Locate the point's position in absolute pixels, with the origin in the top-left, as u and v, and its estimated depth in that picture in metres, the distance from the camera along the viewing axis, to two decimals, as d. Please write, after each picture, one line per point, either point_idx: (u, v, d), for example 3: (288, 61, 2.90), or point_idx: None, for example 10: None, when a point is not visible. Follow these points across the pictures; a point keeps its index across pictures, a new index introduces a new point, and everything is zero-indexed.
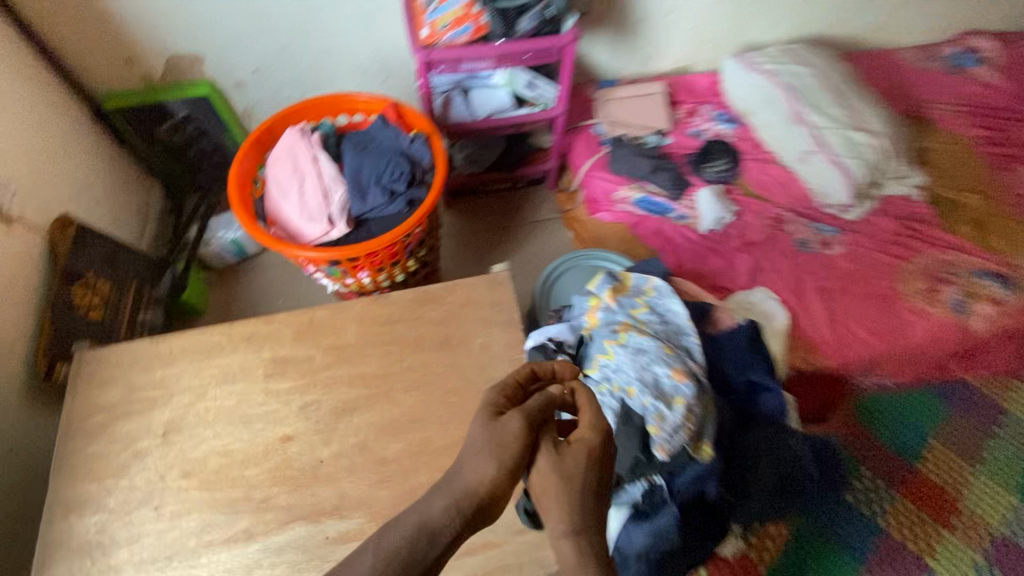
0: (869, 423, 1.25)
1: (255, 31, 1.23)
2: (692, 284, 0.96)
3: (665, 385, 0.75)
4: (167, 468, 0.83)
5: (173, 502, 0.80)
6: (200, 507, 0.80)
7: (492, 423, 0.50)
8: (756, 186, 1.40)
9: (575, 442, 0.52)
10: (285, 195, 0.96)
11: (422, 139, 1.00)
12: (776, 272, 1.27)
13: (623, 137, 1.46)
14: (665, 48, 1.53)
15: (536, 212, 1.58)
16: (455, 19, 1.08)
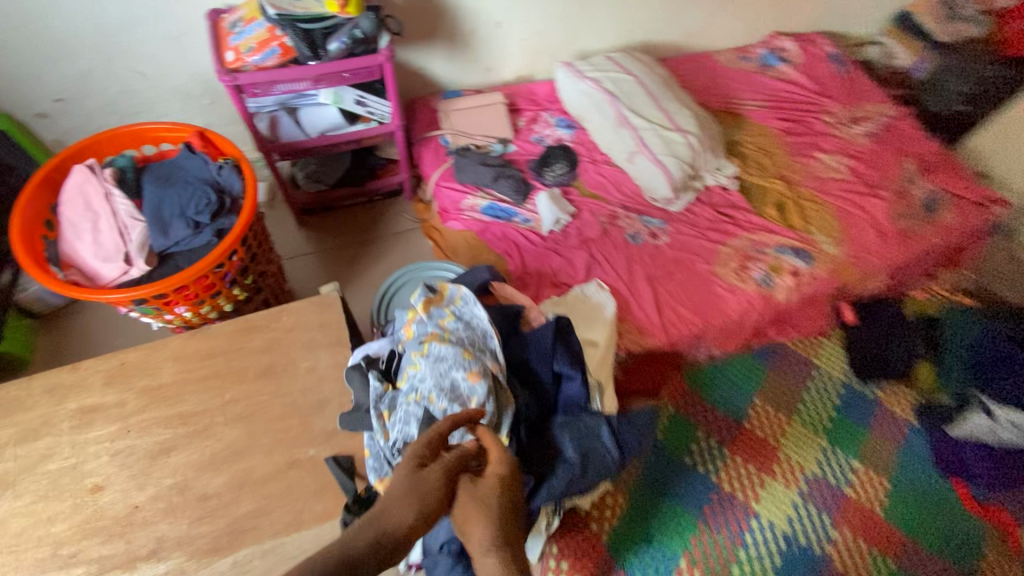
0: (700, 390, 1.40)
1: (50, 60, 1.16)
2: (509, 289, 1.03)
3: (462, 388, 0.79)
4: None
5: None
6: None
7: (414, 474, 0.63)
8: (593, 187, 1.52)
9: (487, 476, 0.68)
10: (79, 238, 0.91)
11: (230, 166, 0.99)
12: (609, 265, 1.38)
13: (467, 147, 1.51)
14: (502, 59, 1.60)
15: (396, 223, 1.59)
16: (260, 42, 1.09)
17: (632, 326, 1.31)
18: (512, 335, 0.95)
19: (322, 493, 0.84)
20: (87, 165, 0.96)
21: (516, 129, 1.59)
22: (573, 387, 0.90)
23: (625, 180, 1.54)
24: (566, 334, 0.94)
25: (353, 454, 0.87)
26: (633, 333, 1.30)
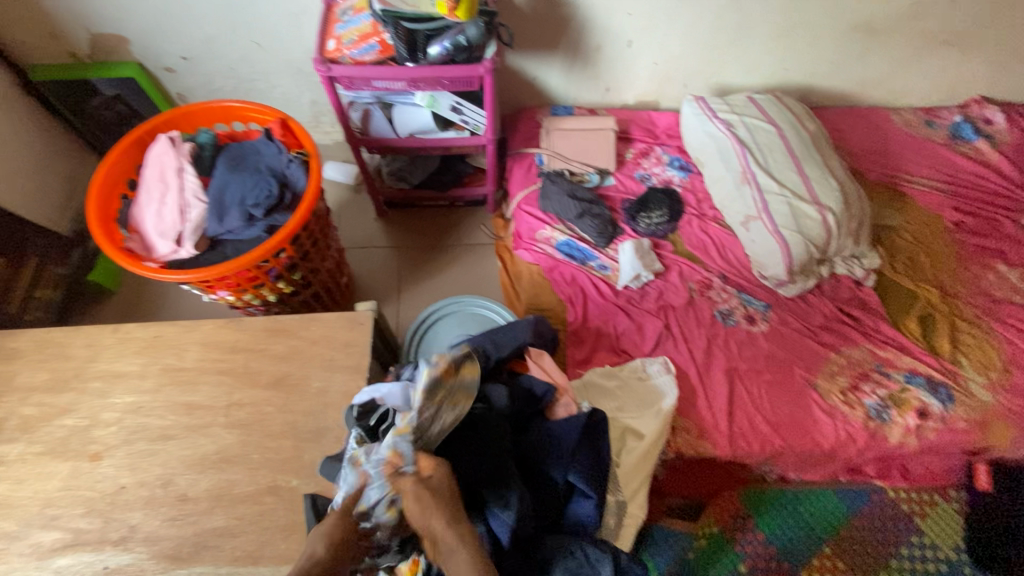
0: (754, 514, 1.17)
1: (181, 21, 1.20)
2: (548, 361, 0.90)
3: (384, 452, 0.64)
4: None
5: None
6: None
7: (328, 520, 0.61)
8: (693, 246, 1.31)
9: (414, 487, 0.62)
10: (148, 207, 0.93)
11: (298, 162, 0.95)
12: (685, 342, 1.19)
13: (560, 171, 1.37)
14: (626, 80, 1.43)
15: (470, 234, 1.51)
16: (361, 36, 1.05)
17: (691, 422, 1.11)
18: (534, 419, 0.82)
19: (289, 531, 0.79)
20: (173, 136, 0.97)
21: (621, 161, 1.41)
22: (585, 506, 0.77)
23: (733, 246, 1.31)
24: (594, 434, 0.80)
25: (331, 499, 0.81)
26: (690, 432, 1.10)
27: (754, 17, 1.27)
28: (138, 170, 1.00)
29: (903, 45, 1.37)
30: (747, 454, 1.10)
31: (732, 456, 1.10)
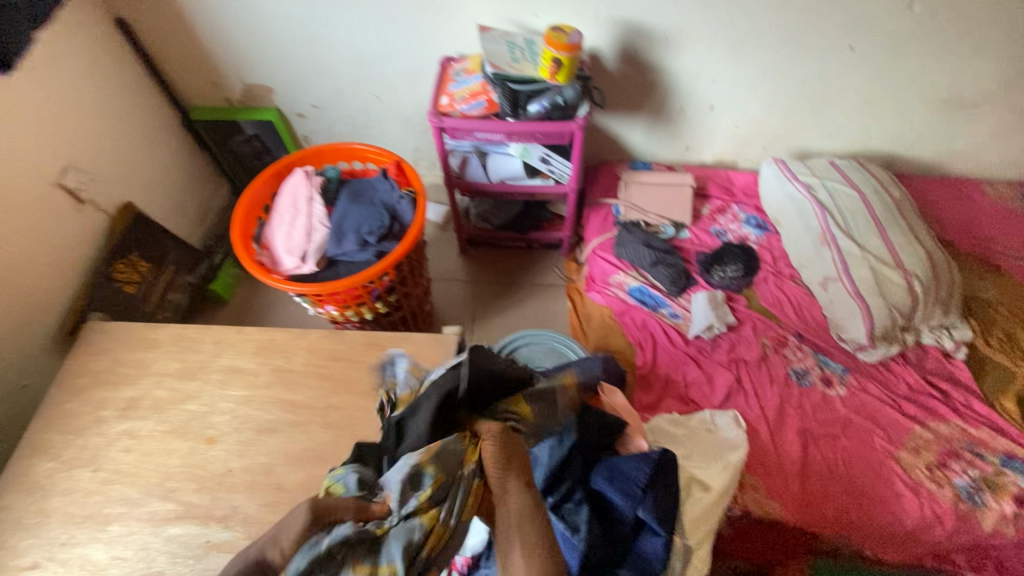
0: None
1: (317, 76, 1.41)
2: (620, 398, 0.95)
3: None
4: (118, 438, 0.97)
5: (109, 469, 0.94)
6: (126, 480, 0.93)
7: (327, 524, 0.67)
8: (769, 303, 1.31)
9: None
10: (279, 228, 1.08)
11: (409, 199, 1.09)
12: (755, 397, 1.18)
13: (637, 222, 1.43)
14: (707, 142, 1.49)
15: (543, 275, 1.59)
16: (471, 94, 1.19)
17: (759, 480, 1.09)
18: (604, 452, 0.86)
19: None
20: (307, 172, 1.14)
21: (698, 216, 1.46)
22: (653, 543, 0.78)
23: (809, 306, 1.29)
24: (663, 474, 0.82)
25: None
26: (758, 489, 1.08)
27: (841, 88, 1.31)
28: (274, 196, 1.16)
29: (999, 119, 1.35)
30: (819, 520, 1.05)
31: (803, 521, 1.06)
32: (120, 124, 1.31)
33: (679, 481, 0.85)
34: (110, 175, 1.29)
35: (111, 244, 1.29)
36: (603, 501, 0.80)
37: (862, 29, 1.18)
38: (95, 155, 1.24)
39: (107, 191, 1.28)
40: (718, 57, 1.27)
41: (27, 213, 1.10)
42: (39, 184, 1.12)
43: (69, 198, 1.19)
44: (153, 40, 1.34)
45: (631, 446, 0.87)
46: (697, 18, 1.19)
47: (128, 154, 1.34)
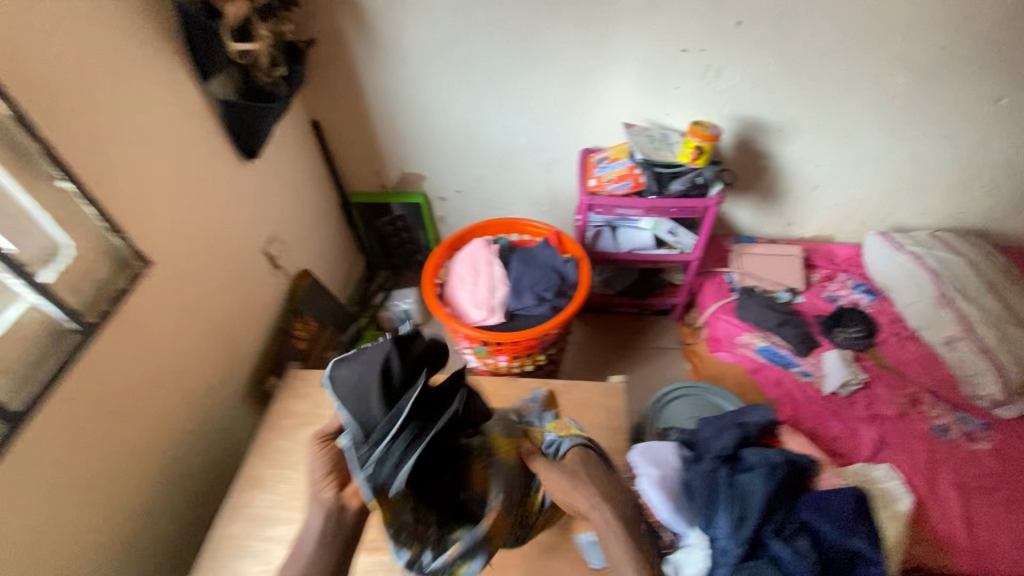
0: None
1: (465, 165, 1.64)
2: (798, 438, 1.01)
3: None
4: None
5: None
6: None
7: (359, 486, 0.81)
8: (894, 361, 1.39)
9: None
10: (462, 286, 1.24)
11: (574, 262, 1.25)
12: (903, 452, 1.22)
13: (753, 288, 1.56)
14: (807, 219, 1.65)
15: (658, 339, 1.69)
16: (618, 176, 1.39)
17: (926, 534, 1.10)
18: (799, 488, 0.90)
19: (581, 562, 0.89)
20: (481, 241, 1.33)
21: (809, 283, 1.58)
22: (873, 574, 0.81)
23: (934, 363, 1.37)
24: (863, 507, 0.86)
25: None
26: (927, 542, 1.10)
27: (934, 170, 1.48)
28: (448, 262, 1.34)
29: None
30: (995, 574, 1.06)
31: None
32: (305, 204, 1.54)
33: (876, 516, 0.88)
34: (295, 245, 1.49)
35: (292, 305, 1.45)
36: (814, 533, 0.84)
37: (954, 120, 1.37)
38: (290, 228, 1.46)
39: (292, 259, 1.48)
40: (823, 145, 1.46)
41: (247, 274, 1.29)
42: (255, 249, 1.31)
43: (269, 263, 1.38)
44: (335, 138, 1.61)
45: (821, 482, 0.92)
46: (806, 114, 1.40)
47: (306, 228, 1.55)
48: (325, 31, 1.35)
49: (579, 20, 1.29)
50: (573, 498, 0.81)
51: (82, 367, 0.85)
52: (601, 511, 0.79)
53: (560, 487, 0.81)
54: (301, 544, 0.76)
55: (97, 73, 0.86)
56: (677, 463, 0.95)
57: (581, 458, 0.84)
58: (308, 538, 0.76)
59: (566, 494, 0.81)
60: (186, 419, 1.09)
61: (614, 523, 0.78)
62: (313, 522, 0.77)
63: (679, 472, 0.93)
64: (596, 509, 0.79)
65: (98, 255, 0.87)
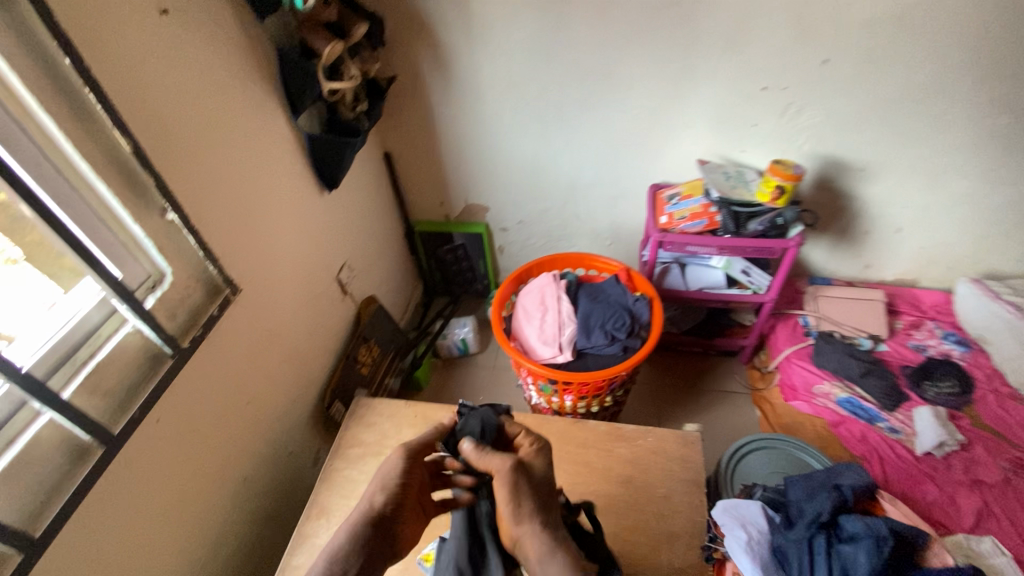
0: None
1: (529, 198, 1.65)
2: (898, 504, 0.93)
3: None
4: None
5: None
6: None
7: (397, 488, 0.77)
8: (994, 421, 1.27)
9: None
10: (529, 321, 1.22)
11: (646, 300, 1.20)
12: (1013, 525, 1.10)
13: (832, 332, 1.48)
14: (888, 262, 1.56)
15: (724, 381, 1.60)
16: (692, 214, 1.35)
17: None
18: (905, 564, 0.82)
19: None
20: (549, 275, 1.31)
21: (893, 331, 1.49)
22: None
23: None
24: None
25: None
26: None
27: None
28: (514, 295, 1.33)
29: None
30: None
31: None
32: (373, 231, 1.57)
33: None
34: (362, 272, 1.52)
35: (358, 331, 1.48)
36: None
37: None
38: (358, 256, 1.49)
39: (359, 286, 1.51)
40: (911, 187, 1.38)
41: (320, 300, 1.32)
42: (327, 277, 1.34)
43: (339, 289, 1.41)
44: (404, 169, 1.65)
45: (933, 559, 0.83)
46: (893, 154, 1.33)
47: (373, 256, 1.58)
48: (404, 68, 1.39)
49: (657, 58, 1.27)
50: (515, 517, 0.67)
51: (173, 393, 0.87)
52: (541, 532, 0.66)
53: (505, 498, 0.68)
54: (338, 541, 0.70)
55: (205, 110, 0.90)
56: (763, 524, 0.89)
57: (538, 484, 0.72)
58: (345, 541, 0.70)
59: (508, 512, 0.67)
60: (258, 442, 1.11)
61: (553, 547, 0.65)
62: (353, 526, 0.72)
63: (768, 535, 0.88)
64: (537, 530, 0.66)
65: (194, 282, 0.90)
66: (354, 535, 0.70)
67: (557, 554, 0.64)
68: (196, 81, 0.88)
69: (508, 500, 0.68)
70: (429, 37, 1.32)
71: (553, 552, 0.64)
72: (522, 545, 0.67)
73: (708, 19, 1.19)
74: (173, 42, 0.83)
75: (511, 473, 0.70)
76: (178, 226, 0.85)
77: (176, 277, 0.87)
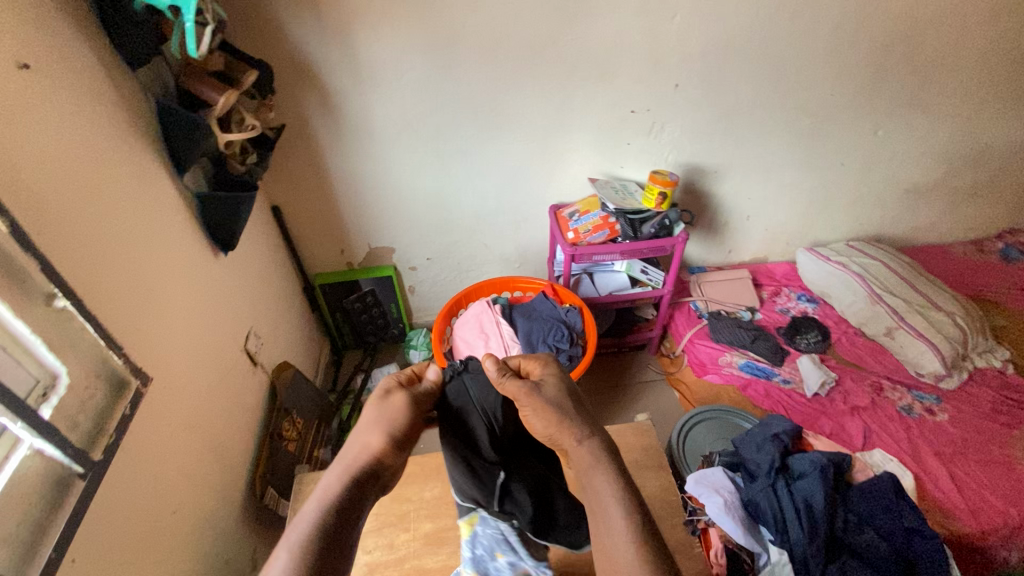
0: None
1: (435, 233, 1.65)
2: (822, 438, 1.16)
3: None
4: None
5: None
6: None
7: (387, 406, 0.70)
8: (851, 357, 1.59)
9: None
10: (473, 351, 1.25)
11: (576, 309, 1.30)
12: (887, 434, 1.38)
13: (719, 311, 1.72)
14: (745, 245, 1.86)
15: (643, 373, 1.74)
16: (595, 226, 1.49)
17: (931, 504, 1.23)
18: (843, 485, 1.04)
19: None
20: (481, 303, 1.36)
21: (761, 301, 1.78)
22: (933, 545, 0.93)
23: (882, 354, 1.58)
24: (901, 487, 1.01)
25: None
26: (934, 511, 1.22)
27: (838, 192, 1.75)
28: (450, 329, 1.36)
29: (944, 201, 1.83)
30: (995, 527, 1.18)
31: (982, 532, 1.18)
32: (272, 292, 1.43)
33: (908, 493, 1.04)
34: (269, 337, 1.38)
35: (277, 403, 1.32)
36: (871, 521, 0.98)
37: (847, 150, 1.65)
38: (262, 321, 1.34)
39: (268, 353, 1.36)
40: (752, 181, 1.68)
41: (233, 375, 1.16)
42: (236, 349, 1.19)
43: (250, 359, 1.26)
44: (297, 221, 1.55)
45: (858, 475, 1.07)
46: (736, 157, 1.61)
47: (276, 317, 1.43)
48: (288, 117, 1.32)
49: (540, 91, 1.39)
50: (555, 434, 0.69)
51: (89, 521, 0.70)
52: (585, 442, 0.67)
53: (543, 418, 0.69)
54: (312, 506, 0.59)
55: (82, 175, 0.77)
56: (732, 484, 1.04)
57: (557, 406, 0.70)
58: (326, 504, 0.60)
59: (547, 429, 0.69)
60: (191, 556, 0.93)
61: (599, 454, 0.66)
62: (335, 483, 0.62)
63: (738, 491, 1.02)
64: (580, 441, 0.67)
65: (94, 379, 0.75)
66: (336, 495, 0.61)
67: (602, 465, 0.65)
68: (68, 143, 0.75)
69: (541, 420, 0.69)
70: (315, 83, 1.28)
71: (598, 464, 0.65)
72: (568, 456, 0.69)
73: (580, 55, 1.34)
74: (33, 100, 0.70)
75: (536, 396, 0.70)
76: (71, 314, 0.71)
77: (73, 376, 0.71)
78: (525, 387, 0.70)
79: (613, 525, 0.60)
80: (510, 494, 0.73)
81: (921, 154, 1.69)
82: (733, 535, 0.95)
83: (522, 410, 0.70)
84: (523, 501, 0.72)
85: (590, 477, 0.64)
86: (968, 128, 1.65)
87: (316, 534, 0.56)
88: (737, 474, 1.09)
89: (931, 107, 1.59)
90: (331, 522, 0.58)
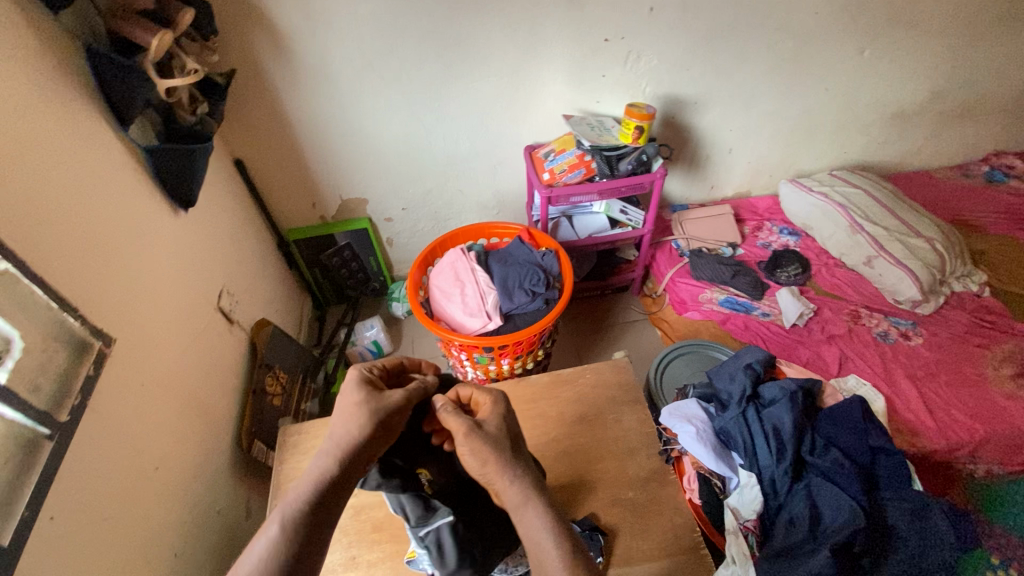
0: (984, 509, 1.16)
1: (408, 182, 1.61)
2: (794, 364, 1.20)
3: None
4: (361, 524, 0.94)
5: (367, 553, 0.91)
6: (389, 560, 0.90)
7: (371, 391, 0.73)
8: (830, 287, 1.61)
9: None
10: (449, 299, 1.25)
11: (553, 253, 1.29)
12: (862, 361, 1.41)
13: (700, 248, 1.71)
14: (727, 178, 1.81)
15: (626, 314, 1.75)
16: (570, 165, 1.44)
17: (901, 424, 1.27)
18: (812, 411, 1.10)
19: (646, 533, 0.90)
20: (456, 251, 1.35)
21: (743, 236, 1.78)
22: (892, 462, 1.00)
23: (861, 282, 1.60)
24: (869, 410, 1.06)
25: (672, 501, 0.93)
26: (903, 431, 1.26)
27: (821, 119, 1.70)
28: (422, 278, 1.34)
29: (931, 124, 1.78)
30: (961, 443, 1.23)
31: (948, 449, 1.23)
32: (243, 249, 1.40)
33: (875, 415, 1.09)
34: (244, 294, 1.36)
35: (258, 359, 1.32)
36: (839, 443, 1.03)
37: (832, 72, 1.58)
38: (235, 279, 1.32)
39: (243, 310, 1.34)
40: (733, 112, 1.62)
41: (208, 333, 1.15)
42: (209, 307, 1.17)
43: (225, 318, 1.24)
44: (264, 173, 1.50)
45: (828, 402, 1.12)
46: (717, 87, 1.55)
47: (249, 274, 1.41)
48: (239, 61, 1.25)
49: (505, 21, 1.31)
50: (489, 474, 0.71)
51: (64, 481, 0.70)
52: (517, 486, 0.71)
53: (480, 458, 0.71)
54: (303, 485, 0.64)
55: (12, 132, 0.72)
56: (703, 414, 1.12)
57: (499, 437, 0.74)
58: (314, 485, 0.64)
59: (481, 468, 0.72)
60: (179, 509, 0.95)
61: (529, 494, 0.71)
62: (325, 468, 0.66)
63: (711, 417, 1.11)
64: (513, 482, 0.71)
65: (54, 341, 0.74)
66: (325, 476, 0.65)
67: (532, 504, 0.70)
68: None
69: (478, 459, 0.71)
70: (263, 23, 1.20)
71: (528, 502, 0.70)
72: (500, 496, 0.72)
73: None
74: None
75: (475, 437, 0.72)
76: (16, 276, 0.68)
77: (29, 339, 0.70)
78: (465, 424, 0.73)
79: (534, 533, 0.68)
80: (438, 531, 0.75)
81: (908, 74, 1.63)
82: (706, 461, 1.04)
83: (461, 449, 0.73)
84: (448, 554, 0.75)
85: (520, 517, 0.69)
86: (956, 45, 1.59)
87: (301, 520, 0.62)
88: (710, 404, 1.15)
89: (920, 22, 1.51)
90: (317, 501, 0.63)
